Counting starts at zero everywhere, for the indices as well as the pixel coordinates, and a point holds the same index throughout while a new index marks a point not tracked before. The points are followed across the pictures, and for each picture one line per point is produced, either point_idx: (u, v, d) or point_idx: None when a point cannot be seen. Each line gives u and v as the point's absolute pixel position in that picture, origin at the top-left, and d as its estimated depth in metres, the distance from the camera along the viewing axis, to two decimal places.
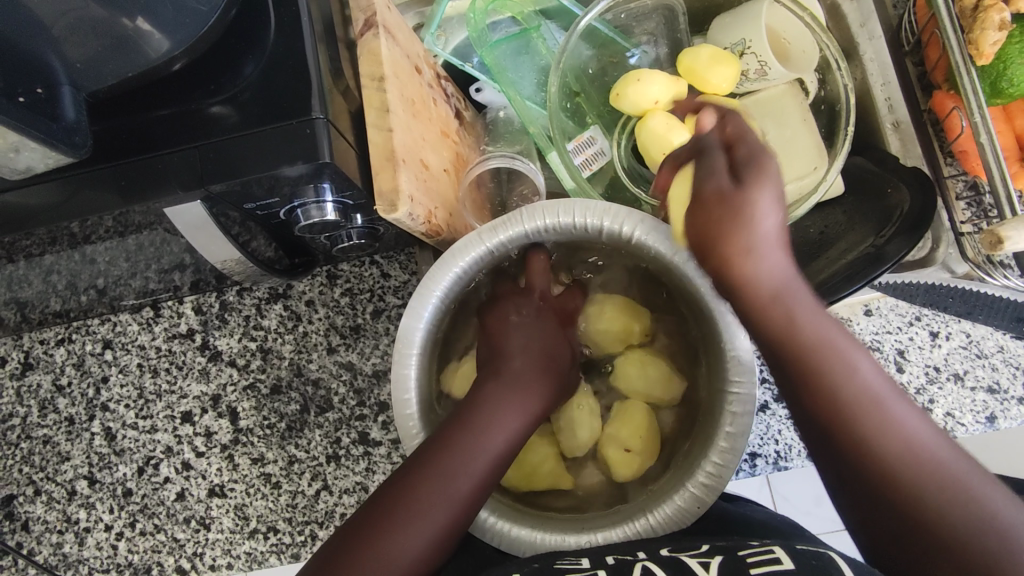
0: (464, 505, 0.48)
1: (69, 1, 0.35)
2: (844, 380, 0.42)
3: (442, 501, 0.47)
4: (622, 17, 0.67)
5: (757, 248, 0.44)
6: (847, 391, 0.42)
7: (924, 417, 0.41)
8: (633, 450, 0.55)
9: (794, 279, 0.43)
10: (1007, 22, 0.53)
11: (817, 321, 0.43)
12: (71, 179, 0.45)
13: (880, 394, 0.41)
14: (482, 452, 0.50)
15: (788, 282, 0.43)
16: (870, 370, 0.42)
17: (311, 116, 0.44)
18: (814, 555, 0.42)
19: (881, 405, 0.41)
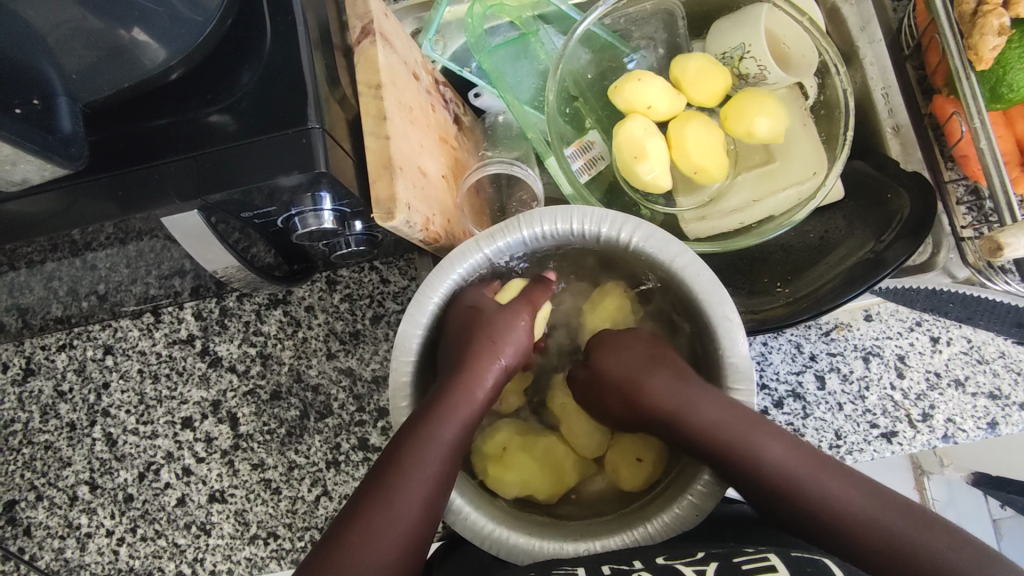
0: (433, 489, 0.48)
1: (66, 13, 0.35)
2: (785, 481, 0.48)
3: (413, 487, 0.48)
4: (621, 22, 0.67)
5: (669, 376, 0.53)
6: (762, 464, 0.49)
7: (841, 479, 0.48)
8: (644, 460, 0.56)
9: (680, 405, 0.52)
10: (1005, 27, 0.53)
11: (706, 405, 0.51)
12: (69, 188, 0.45)
13: (782, 458, 0.49)
14: (443, 438, 0.50)
15: (679, 408, 0.52)
16: (777, 451, 0.49)
17: (307, 125, 0.44)
18: (809, 561, 0.45)
19: (799, 483, 0.48)
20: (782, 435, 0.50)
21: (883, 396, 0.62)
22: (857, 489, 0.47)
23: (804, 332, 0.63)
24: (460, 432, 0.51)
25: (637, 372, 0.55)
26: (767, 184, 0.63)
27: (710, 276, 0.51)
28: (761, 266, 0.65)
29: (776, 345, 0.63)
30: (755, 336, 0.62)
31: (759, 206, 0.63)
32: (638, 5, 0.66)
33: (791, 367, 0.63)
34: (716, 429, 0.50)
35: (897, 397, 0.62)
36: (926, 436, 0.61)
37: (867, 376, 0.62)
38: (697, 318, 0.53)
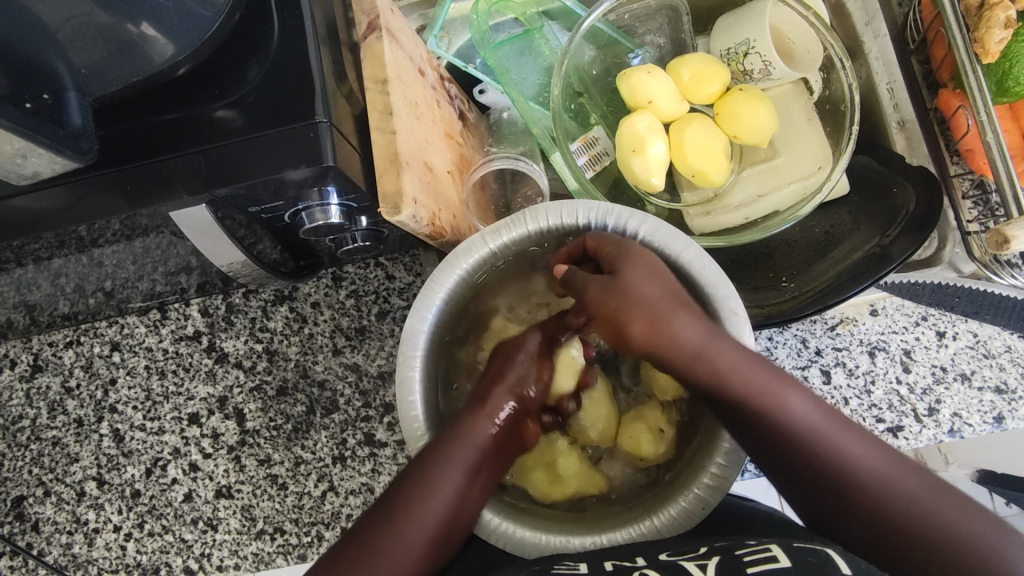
0: (427, 540, 0.47)
1: (77, 8, 0.35)
2: (812, 441, 0.46)
3: (407, 531, 0.47)
4: (625, 18, 0.67)
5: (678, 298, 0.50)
6: (804, 430, 0.47)
7: (879, 452, 0.46)
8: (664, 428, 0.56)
9: (708, 346, 0.49)
10: (1012, 20, 0.52)
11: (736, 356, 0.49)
12: (78, 183, 0.45)
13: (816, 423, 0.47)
14: (442, 487, 0.48)
15: (706, 343, 0.49)
16: (813, 415, 0.47)
17: (315, 119, 0.44)
18: (811, 551, 0.42)
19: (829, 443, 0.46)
20: (816, 398, 0.48)
21: (889, 391, 0.62)
22: (889, 465, 0.45)
23: (809, 327, 0.63)
24: (461, 486, 0.49)
25: (653, 304, 0.50)
26: (773, 179, 0.63)
27: (716, 268, 0.51)
28: (766, 261, 0.65)
29: (781, 340, 0.63)
30: (760, 331, 0.62)
31: (765, 201, 0.63)
32: (642, 1, 0.66)
33: (796, 362, 0.63)
34: (756, 383, 0.48)
35: (903, 392, 0.62)
36: (933, 430, 0.61)
37: (872, 371, 0.62)
38: None
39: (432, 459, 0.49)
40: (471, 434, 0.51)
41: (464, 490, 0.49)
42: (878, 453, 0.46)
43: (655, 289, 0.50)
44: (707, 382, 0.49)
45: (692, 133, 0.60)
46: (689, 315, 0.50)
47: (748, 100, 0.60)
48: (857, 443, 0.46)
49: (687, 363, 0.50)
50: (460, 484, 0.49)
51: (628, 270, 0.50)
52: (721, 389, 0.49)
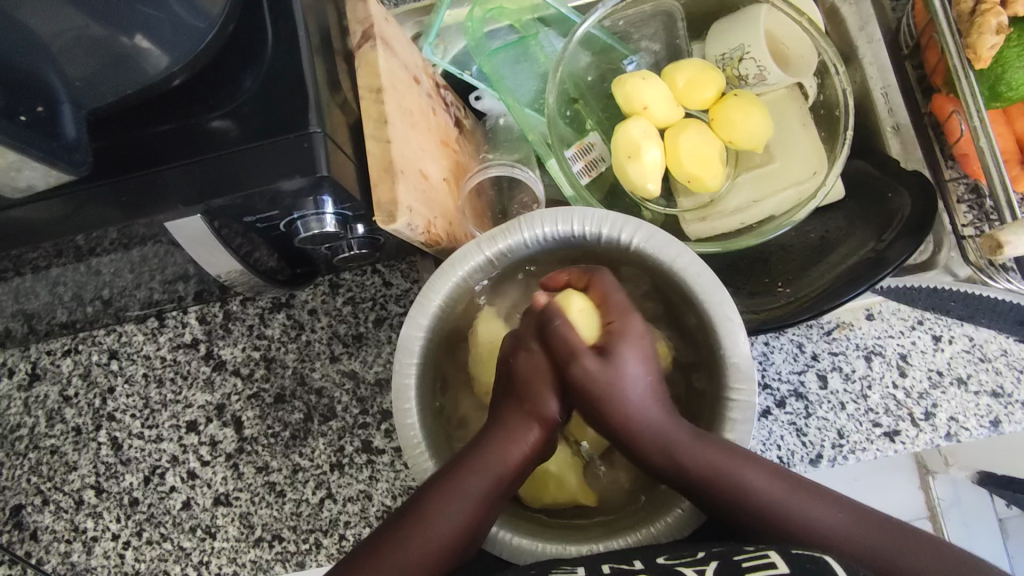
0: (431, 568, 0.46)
1: (70, 22, 0.35)
2: (753, 501, 0.47)
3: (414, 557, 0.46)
4: (620, 24, 0.67)
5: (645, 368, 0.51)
6: (753, 497, 0.47)
7: (827, 502, 0.46)
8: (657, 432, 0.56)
9: (657, 416, 0.50)
10: (1005, 25, 0.53)
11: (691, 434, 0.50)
12: (74, 194, 0.45)
13: (765, 484, 0.47)
14: (455, 515, 0.47)
15: (631, 415, 0.50)
16: (760, 480, 0.47)
17: (309, 130, 0.44)
18: (809, 558, 0.42)
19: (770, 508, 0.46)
20: (773, 468, 0.48)
21: (886, 395, 0.62)
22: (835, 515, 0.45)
23: (806, 331, 0.63)
24: (474, 516, 0.48)
25: (625, 396, 0.50)
26: (768, 184, 0.63)
27: (710, 276, 0.52)
28: (761, 267, 0.65)
29: (778, 345, 0.63)
30: (756, 336, 0.63)
31: (760, 207, 0.63)
32: (637, 7, 0.67)
33: (793, 367, 0.63)
34: (707, 456, 0.48)
35: (900, 396, 0.62)
36: (930, 434, 0.61)
37: (869, 375, 0.62)
38: (697, 317, 0.54)
39: (450, 489, 0.48)
40: (493, 464, 0.49)
41: (475, 522, 0.48)
42: (817, 499, 0.46)
43: (638, 369, 0.51)
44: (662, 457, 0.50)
45: (687, 139, 0.60)
46: (651, 396, 0.51)
47: (742, 107, 0.61)
48: (804, 499, 0.46)
49: (640, 438, 0.50)
50: (472, 516, 0.48)
51: (620, 352, 0.51)
52: (674, 464, 0.49)
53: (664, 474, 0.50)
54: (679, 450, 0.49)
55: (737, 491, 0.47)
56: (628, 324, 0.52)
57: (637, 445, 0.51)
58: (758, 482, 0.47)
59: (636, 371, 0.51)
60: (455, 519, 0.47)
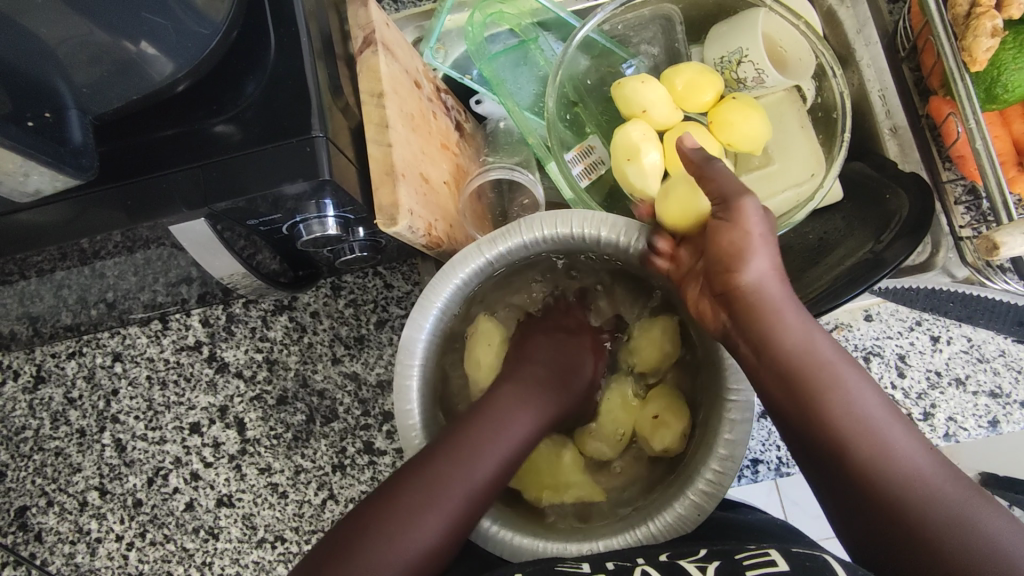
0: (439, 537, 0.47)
1: (75, 28, 0.36)
2: (854, 417, 0.44)
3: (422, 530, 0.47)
4: (619, 28, 0.68)
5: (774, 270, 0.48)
6: (855, 407, 0.44)
7: (921, 444, 0.44)
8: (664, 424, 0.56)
9: (784, 302, 0.48)
10: (999, 29, 0.53)
11: (821, 344, 0.47)
12: (80, 199, 0.46)
13: (865, 402, 0.45)
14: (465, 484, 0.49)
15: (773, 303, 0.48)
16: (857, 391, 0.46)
17: (311, 134, 0.45)
18: (809, 557, 0.43)
19: (862, 420, 0.44)
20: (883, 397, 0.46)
21: (884, 396, 0.62)
22: (917, 448, 0.44)
23: None
24: (479, 490, 0.49)
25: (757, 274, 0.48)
26: (766, 186, 0.63)
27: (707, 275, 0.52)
28: None
29: None
30: None
31: None
32: (636, 11, 0.67)
33: None
34: (818, 354, 0.46)
35: (898, 397, 0.62)
36: (928, 435, 0.62)
37: (868, 376, 0.63)
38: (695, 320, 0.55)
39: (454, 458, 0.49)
40: (496, 437, 0.52)
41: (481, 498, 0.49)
42: (907, 435, 0.44)
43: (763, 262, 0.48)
44: (788, 348, 0.47)
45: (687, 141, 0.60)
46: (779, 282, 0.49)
47: (740, 109, 0.61)
48: (898, 430, 0.44)
49: (766, 316, 0.48)
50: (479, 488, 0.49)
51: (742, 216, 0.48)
52: (788, 357, 0.47)
53: (769, 360, 0.47)
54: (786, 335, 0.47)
55: (839, 398, 0.45)
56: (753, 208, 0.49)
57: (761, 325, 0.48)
58: (863, 402, 0.45)
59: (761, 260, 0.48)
60: (461, 488, 0.48)
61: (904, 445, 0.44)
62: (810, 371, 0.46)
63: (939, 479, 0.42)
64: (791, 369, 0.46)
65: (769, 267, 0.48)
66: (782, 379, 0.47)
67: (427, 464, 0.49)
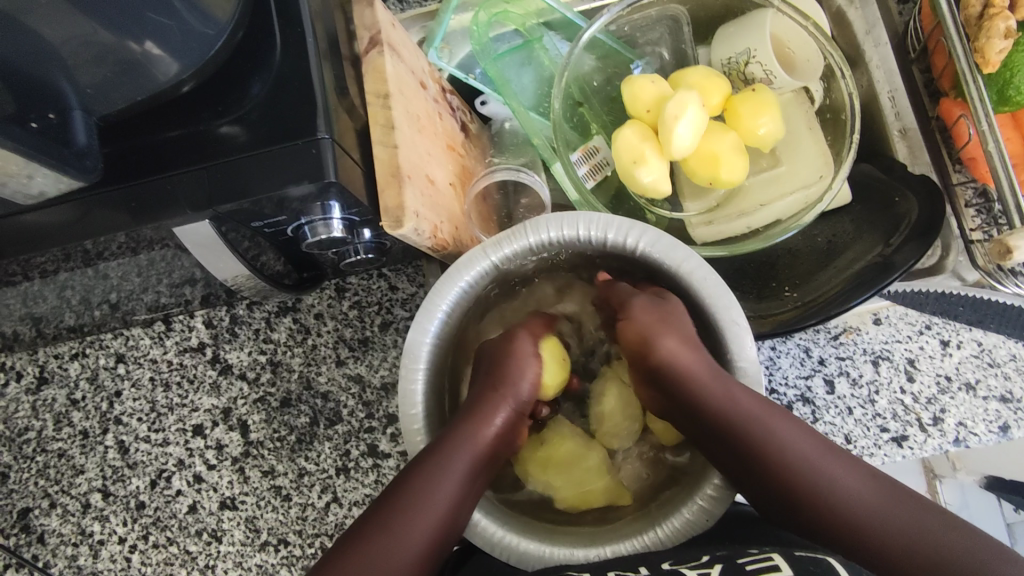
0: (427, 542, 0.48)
1: (78, 28, 0.35)
2: (797, 463, 0.49)
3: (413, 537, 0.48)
4: (626, 28, 0.67)
5: (684, 343, 0.52)
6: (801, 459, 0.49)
7: (866, 475, 0.49)
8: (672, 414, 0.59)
9: (704, 371, 0.52)
10: (1012, 30, 0.52)
11: (749, 398, 0.50)
12: (84, 200, 0.46)
13: (806, 446, 0.50)
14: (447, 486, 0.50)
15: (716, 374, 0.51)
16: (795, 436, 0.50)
17: (317, 136, 0.44)
18: (812, 560, 0.44)
19: (802, 462, 0.49)
20: (818, 436, 0.51)
21: (893, 400, 0.62)
22: (863, 479, 0.48)
23: (813, 336, 0.63)
24: (461, 491, 0.50)
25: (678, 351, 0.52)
26: (774, 189, 0.63)
27: (716, 279, 0.51)
28: (770, 271, 0.64)
29: (784, 350, 0.63)
30: (762, 341, 0.62)
31: (766, 211, 0.62)
32: (643, 12, 0.66)
33: (799, 371, 0.63)
34: (752, 410, 0.50)
35: (907, 401, 0.62)
36: (938, 440, 0.61)
37: (877, 380, 0.62)
38: (705, 322, 0.54)
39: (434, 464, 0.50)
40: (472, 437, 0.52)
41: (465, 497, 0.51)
42: (851, 469, 0.49)
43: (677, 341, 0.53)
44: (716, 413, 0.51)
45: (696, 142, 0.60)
46: (693, 347, 0.52)
47: (748, 102, 0.60)
48: (842, 469, 0.49)
49: (687, 385, 0.52)
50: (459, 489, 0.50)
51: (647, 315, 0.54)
52: (724, 415, 0.51)
53: (703, 423, 0.52)
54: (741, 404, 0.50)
55: (782, 452, 0.49)
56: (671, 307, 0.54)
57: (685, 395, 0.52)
58: (804, 447, 0.50)
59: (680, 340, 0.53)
60: (444, 491, 0.50)
61: (848, 480, 0.48)
62: (749, 430, 0.50)
63: (886, 505, 0.47)
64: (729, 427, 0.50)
65: (680, 343, 0.52)
66: (719, 439, 0.51)
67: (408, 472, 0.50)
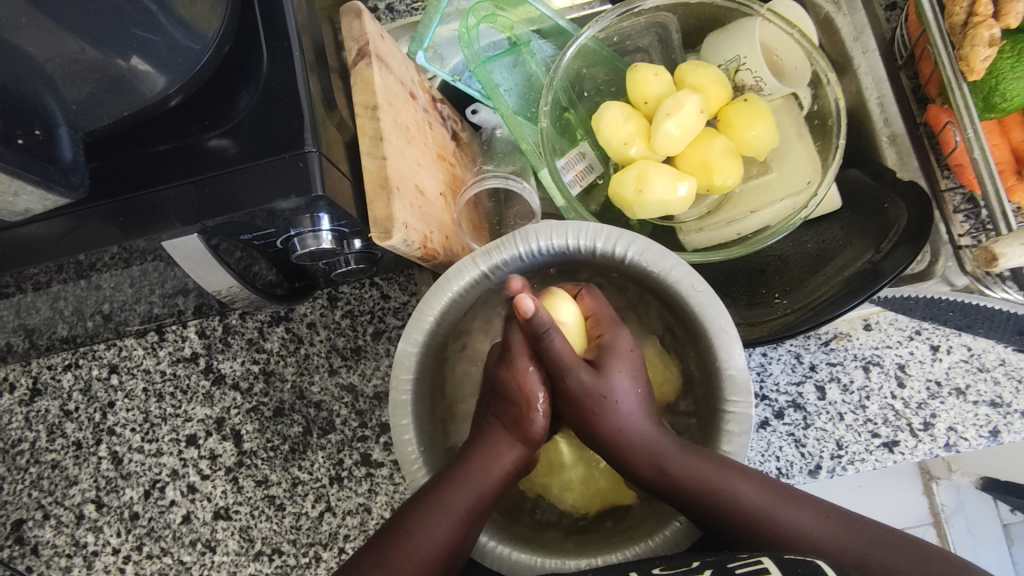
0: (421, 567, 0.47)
1: (64, 46, 0.35)
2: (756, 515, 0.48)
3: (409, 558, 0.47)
4: (615, 38, 0.68)
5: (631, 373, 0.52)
6: (778, 523, 0.47)
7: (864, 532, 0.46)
8: None
9: (634, 432, 0.52)
10: (996, 38, 0.53)
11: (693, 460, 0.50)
12: (75, 214, 0.46)
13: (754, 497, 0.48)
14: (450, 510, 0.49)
15: (657, 448, 0.51)
16: (752, 492, 0.48)
17: (304, 149, 0.44)
18: (801, 563, 0.43)
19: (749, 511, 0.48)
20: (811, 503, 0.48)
21: (884, 406, 0.62)
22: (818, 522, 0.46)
23: (804, 342, 0.63)
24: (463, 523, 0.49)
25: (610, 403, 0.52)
26: (762, 196, 0.63)
27: (705, 288, 0.52)
28: (760, 277, 0.65)
29: (775, 356, 0.63)
30: (753, 348, 0.62)
31: (755, 217, 0.62)
32: (632, 20, 0.67)
33: (790, 377, 0.63)
34: (693, 470, 0.50)
35: (898, 406, 0.62)
36: (929, 445, 0.61)
37: (867, 386, 0.62)
38: (693, 331, 0.54)
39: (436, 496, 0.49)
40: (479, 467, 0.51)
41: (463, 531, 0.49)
42: (813, 512, 0.47)
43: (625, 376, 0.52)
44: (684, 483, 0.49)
45: (694, 143, 0.60)
46: (648, 419, 0.52)
47: (740, 112, 0.61)
48: (786, 508, 0.48)
49: (626, 450, 0.52)
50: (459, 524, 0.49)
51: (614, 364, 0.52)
52: (662, 476, 0.51)
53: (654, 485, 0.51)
54: (691, 473, 0.50)
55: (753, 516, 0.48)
56: (616, 338, 0.53)
57: (626, 457, 0.52)
58: (755, 502, 0.48)
59: (625, 387, 0.52)
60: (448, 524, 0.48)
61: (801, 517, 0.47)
62: (694, 494, 0.49)
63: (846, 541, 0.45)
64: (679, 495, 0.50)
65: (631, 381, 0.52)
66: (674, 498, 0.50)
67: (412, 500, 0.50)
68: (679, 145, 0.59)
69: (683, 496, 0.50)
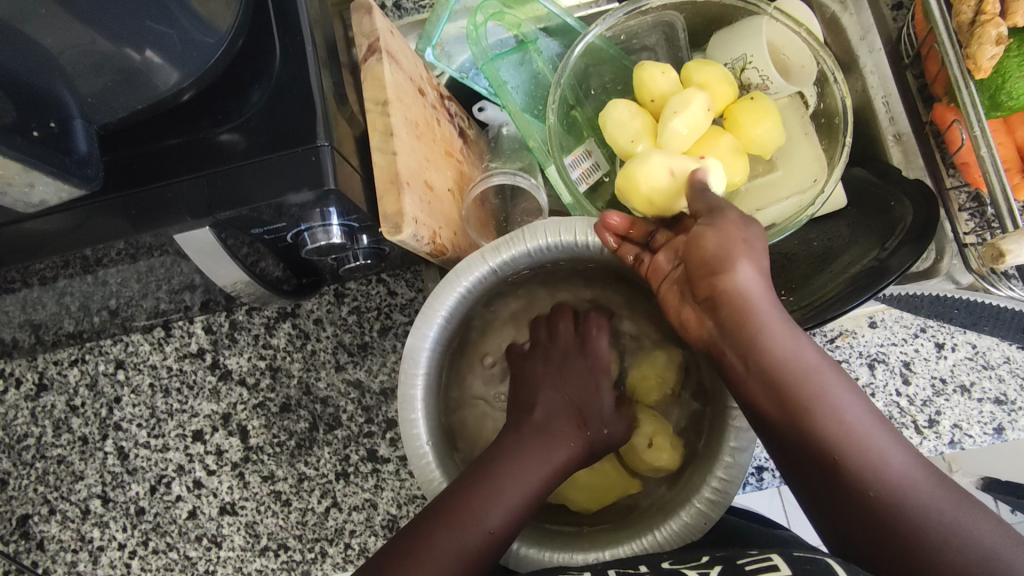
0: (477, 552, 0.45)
1: (79, 38, 0.36)
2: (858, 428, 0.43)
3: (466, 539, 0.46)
4: (622, 37, 0.68)
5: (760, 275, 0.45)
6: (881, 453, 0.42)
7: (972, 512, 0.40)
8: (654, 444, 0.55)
9: (769, 315, 0.45)
10: (1004, 37, 0.53)
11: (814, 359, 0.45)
12: (86, 207, 0.46)
13: (859, 414, 0.43)
14: (507, 498, 0.48)
15: (784, 342, 0.45)
16: (851, 408, 0.43)
17: (316, 144, 0.45)
18: (811, 560, 0.43)
19: (853, 424, 0.43)
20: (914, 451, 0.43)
21: (889, 403, 0.62)
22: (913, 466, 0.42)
23: (809, 340, 0.63)
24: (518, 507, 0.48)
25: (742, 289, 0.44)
26: (769, 194, 0.63)
27: None
28: (766, 274, 0.65)
29: None
30: None
31: (762, 215, 0.62)
32: (638, 19, 0.67)
33: None
34: (795, 357, 0.44)
35: (903, 404, 0.62)
36: (933, 442, 0.61)
37: (872, 383, 0.63)
38: None
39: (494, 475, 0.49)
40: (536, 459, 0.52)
41: (519, 520, 0.48)
42: (900, 448, 0.43)
43: (763, 261, 0.45)
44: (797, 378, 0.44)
45: (701, 141, 0.60)
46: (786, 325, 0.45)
47: (746, 110, 0.61)
48: (883, 434, 0.43)
49: (738, 318, 0.45)
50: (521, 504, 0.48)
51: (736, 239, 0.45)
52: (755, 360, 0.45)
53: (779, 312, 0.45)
54: (803, 361, 0.44)
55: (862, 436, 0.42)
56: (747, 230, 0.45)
57: (750, 346, 0.45)
58: (850, 411, 0.43)
59: (759, 264, 0.45)
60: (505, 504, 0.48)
61: (900, 458, 0.42)
62: (788, 380, 0.44)
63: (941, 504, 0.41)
64: (779, 382, 0.44)
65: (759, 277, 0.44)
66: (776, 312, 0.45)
67: (463, 480, 0.49)
68: (686, 143, 0.59)
69: (764, 371, 0.45)
